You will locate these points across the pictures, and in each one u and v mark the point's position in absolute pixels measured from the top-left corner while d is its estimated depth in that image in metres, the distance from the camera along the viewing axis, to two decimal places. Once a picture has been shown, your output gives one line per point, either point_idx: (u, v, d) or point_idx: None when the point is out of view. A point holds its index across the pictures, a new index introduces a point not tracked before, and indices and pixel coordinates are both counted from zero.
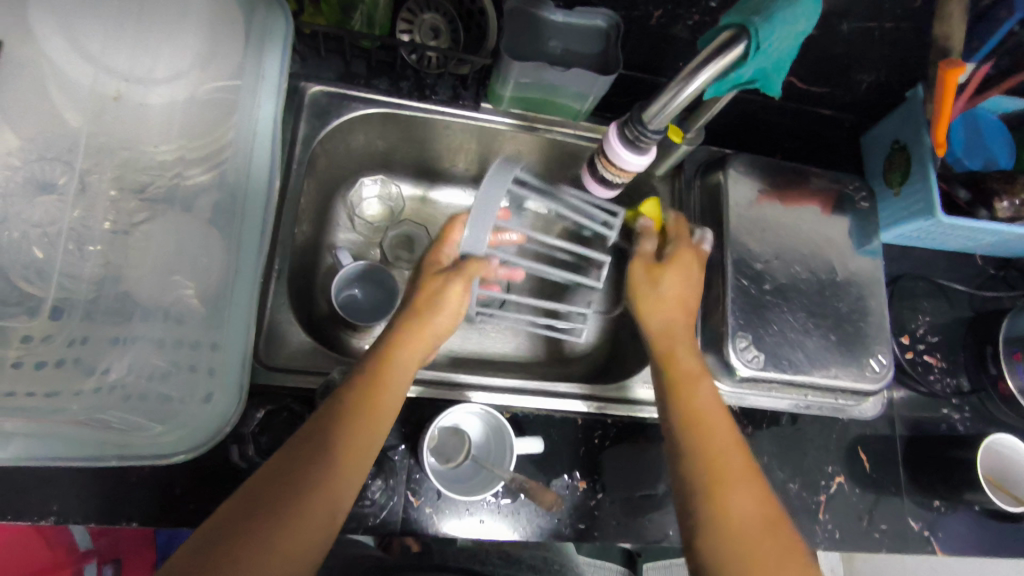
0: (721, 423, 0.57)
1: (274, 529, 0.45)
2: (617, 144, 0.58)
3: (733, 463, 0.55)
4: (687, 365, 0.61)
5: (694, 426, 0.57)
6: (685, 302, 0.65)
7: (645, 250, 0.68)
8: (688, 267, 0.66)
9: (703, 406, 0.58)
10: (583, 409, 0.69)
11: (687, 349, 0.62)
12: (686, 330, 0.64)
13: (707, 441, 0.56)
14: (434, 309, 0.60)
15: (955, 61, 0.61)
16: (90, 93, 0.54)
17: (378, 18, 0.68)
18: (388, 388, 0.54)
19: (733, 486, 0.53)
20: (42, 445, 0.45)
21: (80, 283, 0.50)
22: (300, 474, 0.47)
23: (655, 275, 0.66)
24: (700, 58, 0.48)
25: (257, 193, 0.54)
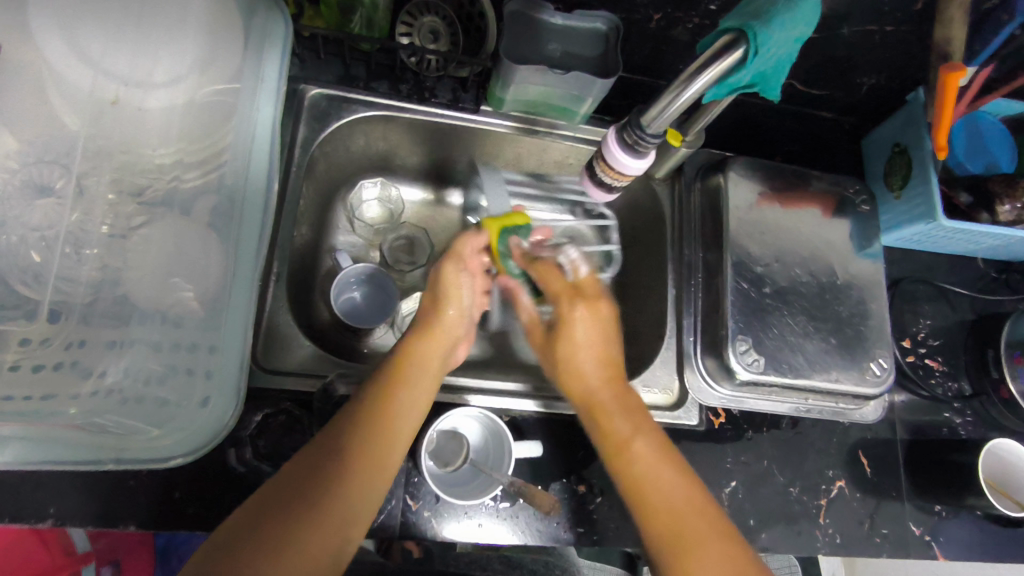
0: (664, 484, 0.56)
1: (283, 535, 0.45)
2: (616, 148, 0.58)
3: (688, 521, 0.54)
4: (616, 431, 0.60)
5: (639, 495, 0.56)
6: (599, 361, 0.65)
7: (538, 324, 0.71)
8: (584, 329, 0.66)
9: (641, 466, 0.57)
10: (532, 409, 0.68)
11: (612, 417, 0.61)
12: (611, 395, 0.62)
13: (651, 509, 0.55)
14: (441, 304, 0.65)
15: (955, 65, 0.61)
16: (89, 97, 0.54)
17: (378, 21, 0.68)
18: (407, 385, 0.57)
19: (704, 545, 0.53)
20: (36, 450, 0.46)
21: (77, 287, 0.49)
22: (313, 472, 0.49)
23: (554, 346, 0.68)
24: (699, 62, 0.48)
25: (256, 195, 0.54)
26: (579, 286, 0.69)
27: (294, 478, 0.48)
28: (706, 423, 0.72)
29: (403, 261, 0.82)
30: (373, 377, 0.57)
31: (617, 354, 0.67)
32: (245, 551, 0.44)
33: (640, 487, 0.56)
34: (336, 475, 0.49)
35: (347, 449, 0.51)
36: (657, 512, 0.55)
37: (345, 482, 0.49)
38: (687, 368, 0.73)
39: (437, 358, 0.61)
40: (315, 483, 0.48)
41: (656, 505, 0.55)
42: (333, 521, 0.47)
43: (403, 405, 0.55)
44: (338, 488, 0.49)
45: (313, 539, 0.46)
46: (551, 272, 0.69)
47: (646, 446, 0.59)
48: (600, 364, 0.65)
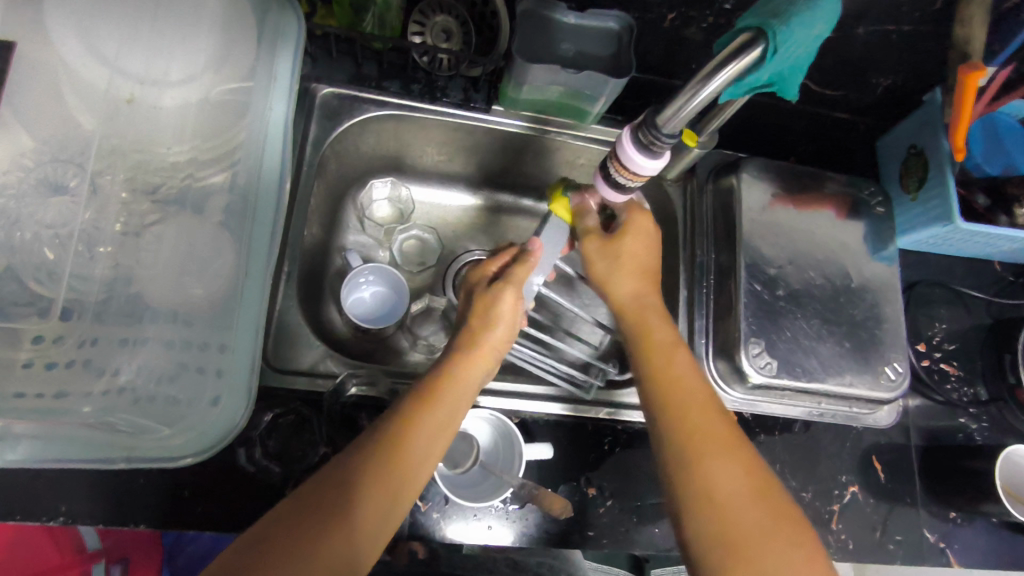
0: (693, 390, 0.58)
1: (297, 553, 0.44)
2: (630, 148, 0.55)
3: (711, 426, 0.55)
4: (659, 335, 0.61)
5: (671, 402, 0.57)
6: (646, 270, 0.66)
7: (593, 228, 0.66)
8: (646, 231, 0.66)
9: (680, 374, 0.59)
10: (559, 412, 0.68)
11: (657, 321, 0.62)
12: (654, 301, 0.64)
13: (682, 407, 0.56)
14: (491, 319, 0.62)
15: (976, 65, 0.60)
16: (104, 97, 0.53)
17: (390, 20, 0.68)
18: (444, 399, 0.56)
19: (717, 457, 0.53)
20: (50, 448, 0.46)
21: (91, 285, 0.50)
22: (320, 501, 0.47)
23: (611, 250, 0.65)
24: (717, 61, 0.47)
25: (269, 196, 0.53)
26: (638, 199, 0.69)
27: (304, 501, 0.47)
28: None
29: (412, 262, 0.82)
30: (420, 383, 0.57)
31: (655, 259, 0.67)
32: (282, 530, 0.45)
33: (677, 387, 0.58)
34: (348, 497, 0.47)
35: (360, 479, 0.49)
36: (688, 415, 0.56)
37: (357, 507, 0.47)
38: (699, 372, 0.72)
39: (477, 377, 0.59)
40: (326, 508, 0.46)
41: (683, 411, 0.56)
42: (346, 548, 0.46)
43: (441, 420, 0.54)
44: (346, 516, 0.47)
45: (326, 559, 0.44)
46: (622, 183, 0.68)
47: (684, 360, 0.60)
48: (642, 273, 0.65)
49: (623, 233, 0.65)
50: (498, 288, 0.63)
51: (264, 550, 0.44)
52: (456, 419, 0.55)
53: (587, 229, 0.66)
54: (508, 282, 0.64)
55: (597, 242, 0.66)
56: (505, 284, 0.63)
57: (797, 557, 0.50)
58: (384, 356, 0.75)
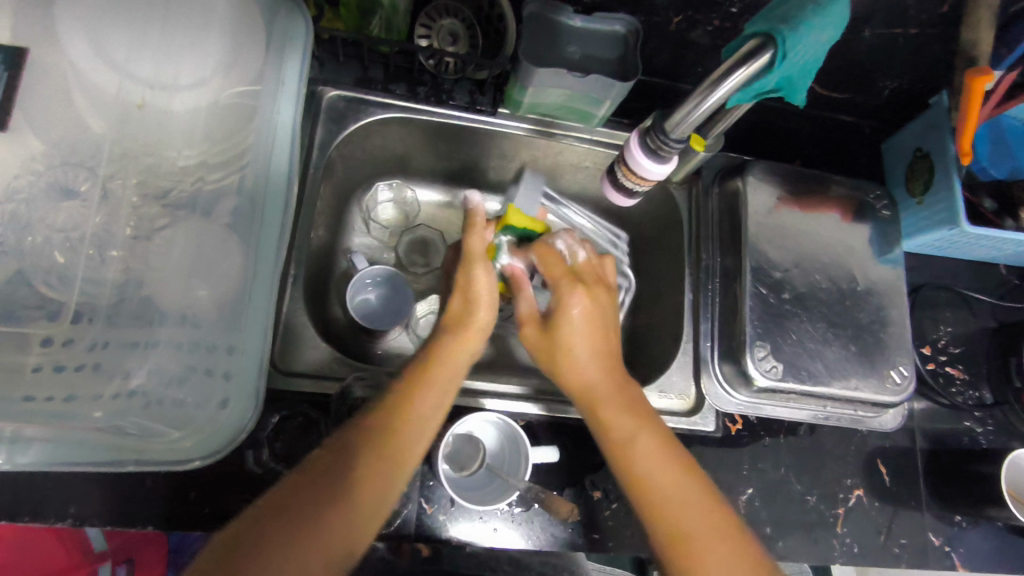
0: (667, 480, 0.55)
1: (297, 535, 0.44)
2: (638, 152, 0.56)
3: (691, 519, 0.53)
4: (617, 430, 0.57)
5: (648, 498, 0.55)
6: (598, 353, 0.62)
7: (531, 317, 0.65)
8: (585, 313, 0.63)
9: (646, 468, 0.55)
10: (535, 412, 0.68)
11: (613, 412, 0.58)
12: (607, 384, 0.60)
13: (657, 502, 0.54)
14: (472, 304, 0.62)
15: (983, 69, 0.61)
16: (115, 101, 0.54)
17: (397, 23, 0.68)
18: (436, 378, 0.57)
19: (705, 549, 0.52)
20: (57, 452, 0.46)
21: (103, 288, 0.50)
22: (321, 483, 0.48)
23: (554, 339, 0.62)
24: (723, 68, 0.47)
25: (277, 199, 0.54)
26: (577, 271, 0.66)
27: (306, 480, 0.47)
28: (723, 429, 0.71)
29: (417, 263, 0.83)
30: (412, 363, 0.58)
31: (603, 335, 0.63)
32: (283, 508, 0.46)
33: (645, 485, 0.55)
34: (349, 480, 0.49)
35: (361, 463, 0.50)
36: (662, 513, 0.54)
37: (356, 491, 0.48)
38: (704, 375, 0.72)
39: (464, 358, 0.60)
40: (326, 489, 0.47)
41: (659, 507, 0.54)
42: (345, 531, 0.47)
43: (432, 403, 0.55)
44: (346, 500, 0.48)
45: (323, 540, 0.45)
46: (547, 254, 0.68)
47: (651, 443, 0.57)
48: (592, 354, 0.61)
49: (560, 322, 0.62)
50: (469, 267, 0.64)
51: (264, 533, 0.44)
52: (450, 393, 0.57)
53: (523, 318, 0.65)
54: (485, 263, 0.64)
55: (535, 331, 0.64)
56: (473, 262, 0.64)
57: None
58: (389, 358, 0.76)
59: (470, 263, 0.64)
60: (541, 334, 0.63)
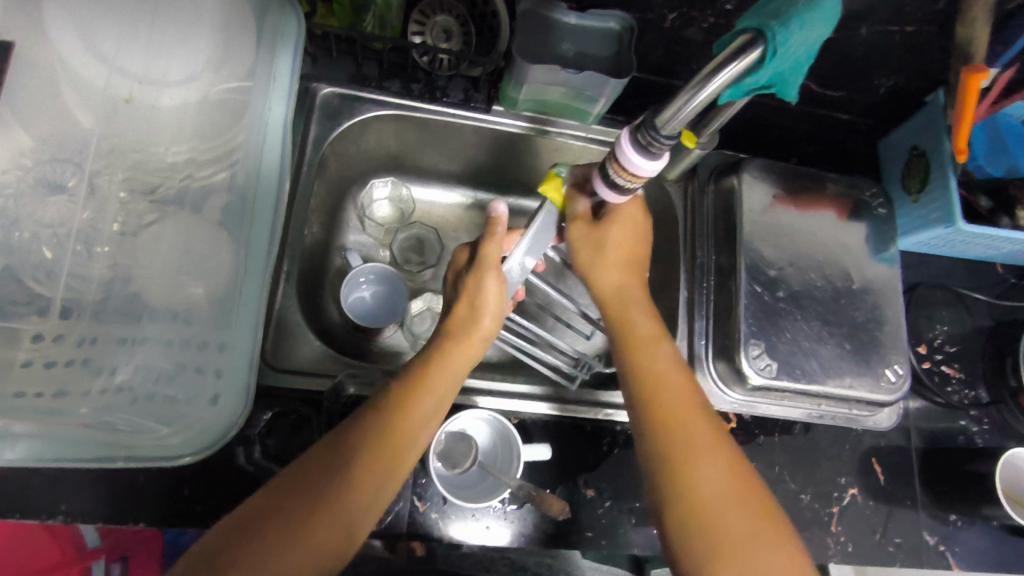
0: (675, 392, 0.58)
1: (289, 535, 0.45)
2: (629, 150, 0.54)
3: (694, 427, 0.56)
4: (640, 333, 0.62)
5: (655, 405, 0.57)
6: (630, 258, 0.65)
7: (584, 213, 0.63)
8: (631, 216, 0.65)
9: (660, 369, 0.59)
10: (545, 412, 0.68)
11: (638, 315, 0.63)
12: (636, 290, 0.65)
13: (664, 401, 0.57)
14: (478, 311, 0.61)
15: (977, 67, 0.60)
16: (103, 95, 0.54)
17: (390, 20, 0.67)
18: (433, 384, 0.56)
19: (700, 458, 0.54)
20: (45, 448, 0.46)
21: (90, 284, 0.50)
22: (314, 484, 0.47)
23: (597, 236, 0.64)
24: (713, 64, 0.46)
25: (269, 193, 0.53)
26: None
27: (299, 479, 0.47)
28: None
29: (413, 261, 0.82)
30: (410, 364, 0.58)
31: (635, 245, 0.66)
32: (274, 509, 0.46)
33: (659, 382, 0.58)
34: (344, 479, 0.48)
35: (355, 464, 0.49)
36: (669, 415, 0.56)
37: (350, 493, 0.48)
38: (698, 373, 0.72)
39: (466, 364, 0.60)
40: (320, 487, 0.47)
41: (665, 407, 0.57)
42: (340, 530, 0.47)
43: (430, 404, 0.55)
44: (338, 499, 0.47)
45: (316, 538, 0.45)
46: None
47: (667, 353, 0.61)
48: (624, 261, 0.65)
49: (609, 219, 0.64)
50: (479, 275, 0.62)
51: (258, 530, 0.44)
52: (446, 398, 0.57)
53: (575, 214, 0.63)
54: (497, 268, 0.63)
55: (584, 227, 0.63)
56: (486, 269, 0.62)
57: (775, 548, 0.50)
58: (382, 356, 0.75)
59: (483, 271, 0.62)
60: (591, 228, 0.64)
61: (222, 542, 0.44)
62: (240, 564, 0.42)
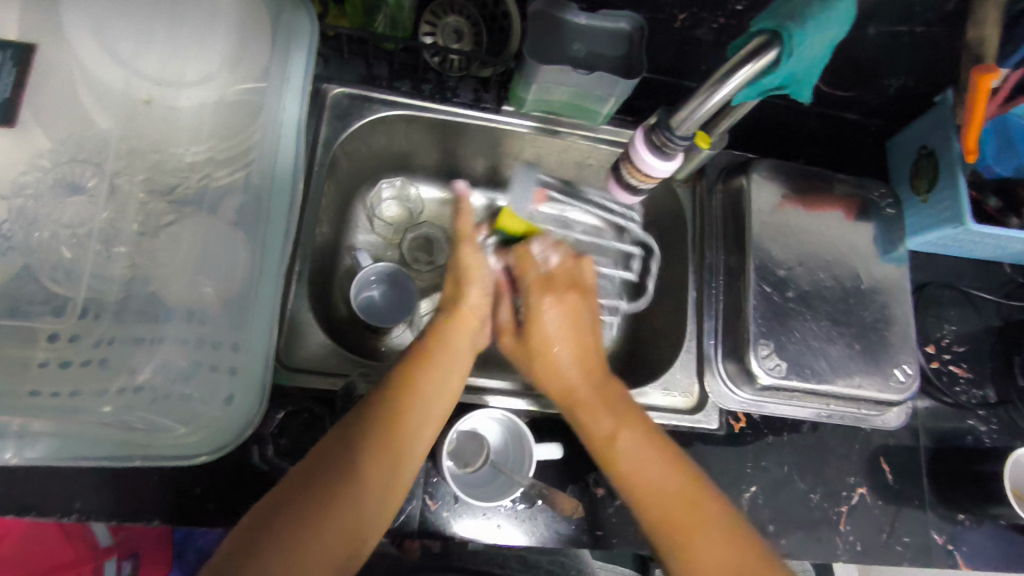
0: (650, 470, 0.55)
1: (301, 530, 0.45)
2: (644, 151, 0.55)
3: (682, 509, 0.54)
4: (599, 428, 0.58)
5: (629, 486, 0.56)
6: (574, 354, 0.63)
7: (507, 326, 0.67)
8: (553, 318, 0.64)
9: (634, 457, 0.56)
10: (525, 409, 0.67)
11: (594, 413, 0.59)
12: (587, 386, 0.61)
13: (645, 489, 0.55)
14: (464, 285, 0.64)
15: (988, 67, 0.60)
16: (122, 97, 0.54)
17: (402, 21, 0.68)
18: (435, 365, 0.57)
19: (699, 536, 0.52)
20: (63, 447, 0.46)
21: (110, 284, 0.51)
22: (320, 479, 0.47)
23: (528, 350, 0.64)
24: (729, 65, 0.46)
25: (282, 193, 0.53)
26: (550, 276, 0.67)
27: (307, 475, 0.47)
28: (726, 427, 0.71)
29: (421, 261, 0.82)
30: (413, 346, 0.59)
31: (569, 345, 0.63)
32: (286, 511, 0.45)
33: (632, 474, 0.56)
34: (352, 472, 0.48)
35: (361, 456, 0.49)
36: (653, 500, 0.54)
37: (359, 485, 0.48)
38: (708, 372, 0.72)
39: (467, 341, 0.61)
40: (327, 479, 0.47)
41: (648, 491, 0.55)
42: (351, 522, 0.47)
43: (432, 388, 0.55)
44: (348, 493, 0.47)
45: (328, 534, 0.45)
46: (525, 259, 0.68)
47: (636, 438, 0.57)
48: (560, 362, 0.62)
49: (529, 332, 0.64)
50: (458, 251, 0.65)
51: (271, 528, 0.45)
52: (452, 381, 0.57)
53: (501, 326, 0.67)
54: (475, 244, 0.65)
55: (512, 341, 0.66)
56: (462, 240, 0.65)
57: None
58: (390, 353, 0.75)
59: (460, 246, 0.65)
60: (516, 342, 0.66)
61: (238, 541, 0.44)
62: (254, 562, 0.42)
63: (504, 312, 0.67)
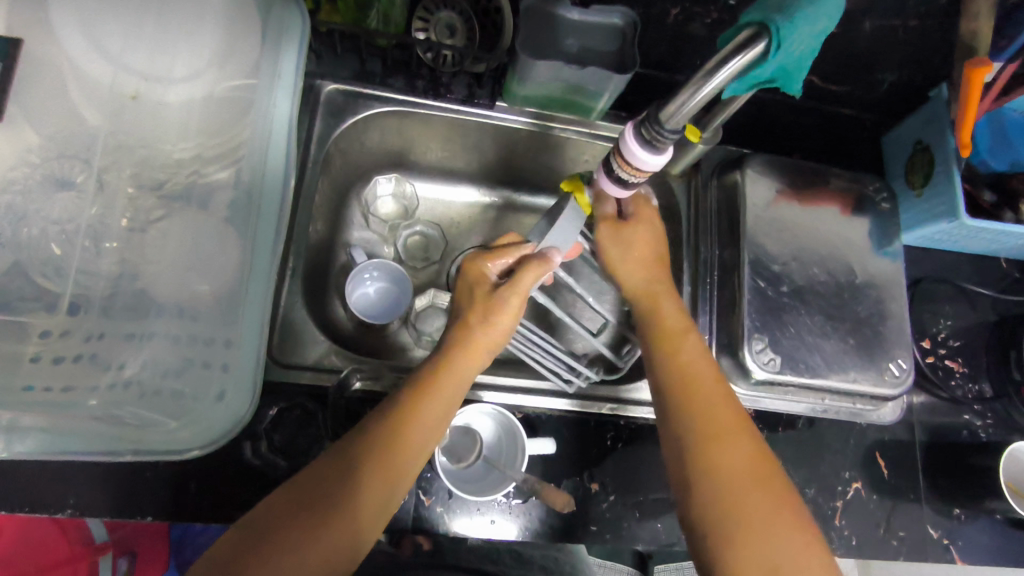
0: (705, 374, 0.60)
1: (297, 540, 0.45)
2: (633, 143, 0.54)
3: (726, 413, 0.57)
4: (670, 325, 0.63)
5: (684, 382, 0.59)
6: (659, 259, 0.69)
7: (609, 214, 0.67)
8: (652, 220, 0.69)
9: (692, 359, 0.61)
10: (565, 408, 0.68)
11: (671, 310, 0.65)
12: (666, 286, 0.67)
13: (695, 392, 0.58)
14: (490, 328, 0.60)
15: (982, 60, 0.60)
16: (109, 92, 0.54)
17: (394, 17, 0.68)
18: (439, 393, 0.55)
19: (729, 445, 0.54)
20: (57, 441, 0.46)
21: (98, 280, 0.51)
22: (317, 493, 0.47)
23: (627, 237, 0.68)
24: (718, 58, 0.46)
25: (272, 193, 0.53)
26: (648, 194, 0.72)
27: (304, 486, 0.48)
28: None
29: (417, 258, 0.83)
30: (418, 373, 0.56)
31: (657, 247, 0.69)
32: (282, 521, 0.46)
33: (690, 374, 0.59)
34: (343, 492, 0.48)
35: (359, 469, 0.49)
36: (699, 400, 0.57)
37: (356, 500, 0.48)
38: None
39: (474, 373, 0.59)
40: (320, 498, 0.47)
41: (696, 394, 0.58)
42: (346, 543, 0.46)
43: (431, 413, 0.53)
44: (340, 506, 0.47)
45: (319, 547, 0.45)
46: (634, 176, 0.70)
47: (695, 347, 0.62)
48: (646, 256, 0.68)
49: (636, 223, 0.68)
50: (504, 298, 0.60)
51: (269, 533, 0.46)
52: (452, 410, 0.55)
53: (603, 214, 0.67)
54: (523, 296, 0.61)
55: (612, 227, 0.68)
56: (513, 292, 0.60)
57: (797, 540, 0.50)
58: (387, 351, 0.75)
59: (509, 295, 0.60)
60: (617, 233, 0.67)
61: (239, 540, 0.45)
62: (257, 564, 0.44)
63: (611, 203, 0.68)
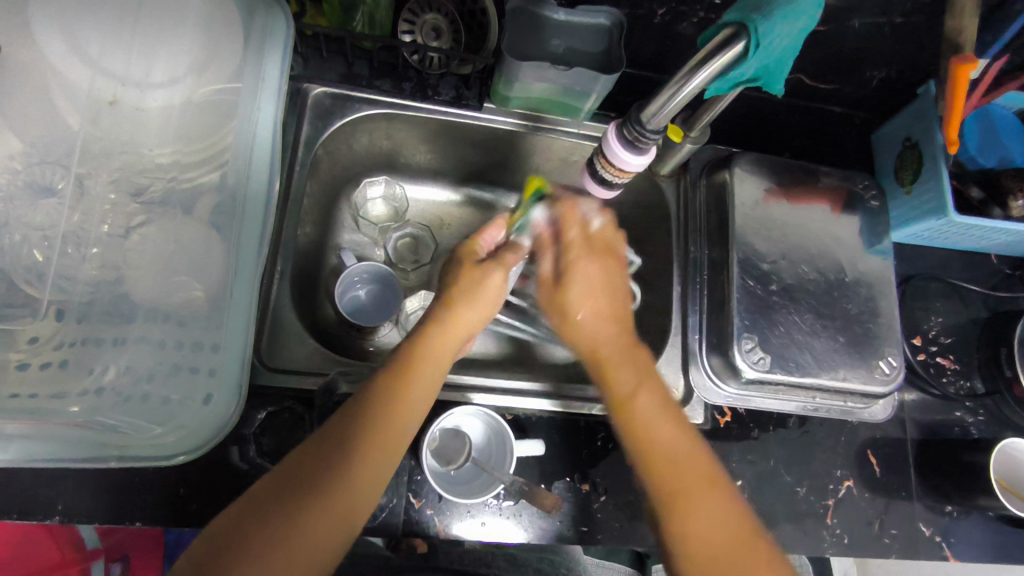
0: (665, 434, 0.55)
1: (269, 544, 0.45)
2: (616, 145, 0.55)
3: (684, 474, 0.53)
4: (620, 386, 0.57)
5: (636, 440, 0.55)
6: (604, 313, 0.61)
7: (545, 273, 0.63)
8: (587, 275, 0.61)
9: (648, 417, 0.56)
10: (547, 407, 0.68)
11: (619, 368, 0.58)
12: (620, 343, 0.59)
13: (656, 454, 0.54)
14: (471, 300, 0.61)
15: (967, 56, 0.60)
16: (86, 96, 0.54)
17: (379, 18, 0.68)
18: (410, 382, 0.54)
19: (694, 503, 0.52)
20: (39, 449, 0.46)
21: (77, 285, 0.51)
22: (293, 494, 0.47)
23: (560, 296, 0.61)
24: (699, 57, 0.46)
25: (258, 199, 0.54)
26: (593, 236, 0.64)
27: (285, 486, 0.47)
28: (711, 422, 0.71)
29: (406, 260, 0.82)
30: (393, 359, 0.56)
31: (603, 308, 0.61)
32: (268, 515, 0.46)
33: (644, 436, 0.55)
34: (333, 499, 0.48)
35: (348, 463, 0.49)
36: (658, 465, 0.54)
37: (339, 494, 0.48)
38: (692, 366, 0.72)
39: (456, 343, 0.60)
40: (303, 504, 0.47)
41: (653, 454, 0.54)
42: (326, 536, 0.47)
43: (415, 404, 0.54)
44: (316, 506, 0.47)
45: (289, 551, 0.45)
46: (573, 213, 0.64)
47: (652, 402, 0.57)
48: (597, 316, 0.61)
49: (567, 283, 0.61)
50: (487, 270, 0.63)
51: (244, 538, 0.45)
52: (430, 391, 0.56)
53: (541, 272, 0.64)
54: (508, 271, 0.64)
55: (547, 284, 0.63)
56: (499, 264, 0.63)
57: None
58: (380, 354, 0.75)
59: (494, 266, 0.63)
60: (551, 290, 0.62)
61: (213, 541, 0.45)
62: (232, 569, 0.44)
63: (545, 262, 0.63)
